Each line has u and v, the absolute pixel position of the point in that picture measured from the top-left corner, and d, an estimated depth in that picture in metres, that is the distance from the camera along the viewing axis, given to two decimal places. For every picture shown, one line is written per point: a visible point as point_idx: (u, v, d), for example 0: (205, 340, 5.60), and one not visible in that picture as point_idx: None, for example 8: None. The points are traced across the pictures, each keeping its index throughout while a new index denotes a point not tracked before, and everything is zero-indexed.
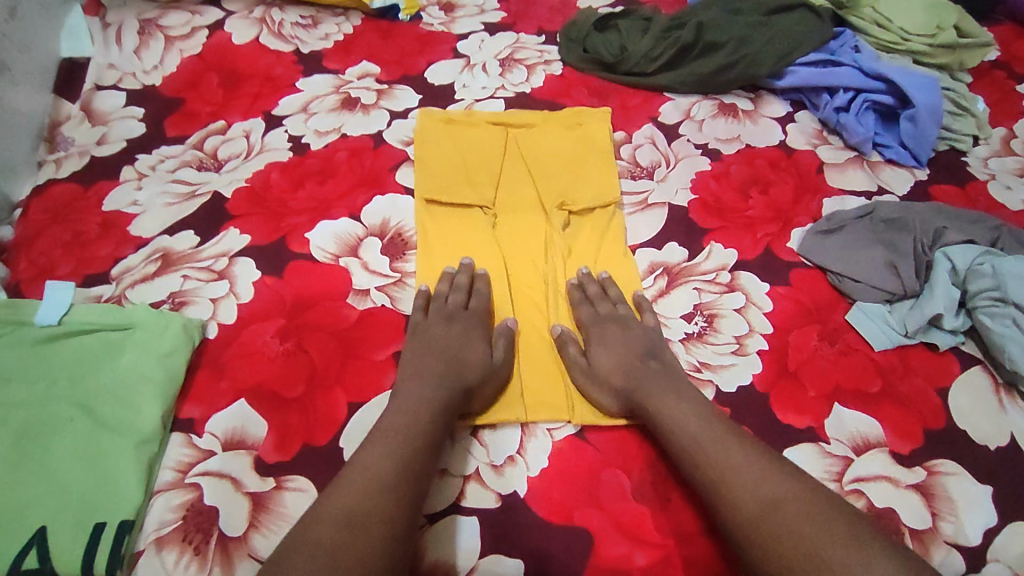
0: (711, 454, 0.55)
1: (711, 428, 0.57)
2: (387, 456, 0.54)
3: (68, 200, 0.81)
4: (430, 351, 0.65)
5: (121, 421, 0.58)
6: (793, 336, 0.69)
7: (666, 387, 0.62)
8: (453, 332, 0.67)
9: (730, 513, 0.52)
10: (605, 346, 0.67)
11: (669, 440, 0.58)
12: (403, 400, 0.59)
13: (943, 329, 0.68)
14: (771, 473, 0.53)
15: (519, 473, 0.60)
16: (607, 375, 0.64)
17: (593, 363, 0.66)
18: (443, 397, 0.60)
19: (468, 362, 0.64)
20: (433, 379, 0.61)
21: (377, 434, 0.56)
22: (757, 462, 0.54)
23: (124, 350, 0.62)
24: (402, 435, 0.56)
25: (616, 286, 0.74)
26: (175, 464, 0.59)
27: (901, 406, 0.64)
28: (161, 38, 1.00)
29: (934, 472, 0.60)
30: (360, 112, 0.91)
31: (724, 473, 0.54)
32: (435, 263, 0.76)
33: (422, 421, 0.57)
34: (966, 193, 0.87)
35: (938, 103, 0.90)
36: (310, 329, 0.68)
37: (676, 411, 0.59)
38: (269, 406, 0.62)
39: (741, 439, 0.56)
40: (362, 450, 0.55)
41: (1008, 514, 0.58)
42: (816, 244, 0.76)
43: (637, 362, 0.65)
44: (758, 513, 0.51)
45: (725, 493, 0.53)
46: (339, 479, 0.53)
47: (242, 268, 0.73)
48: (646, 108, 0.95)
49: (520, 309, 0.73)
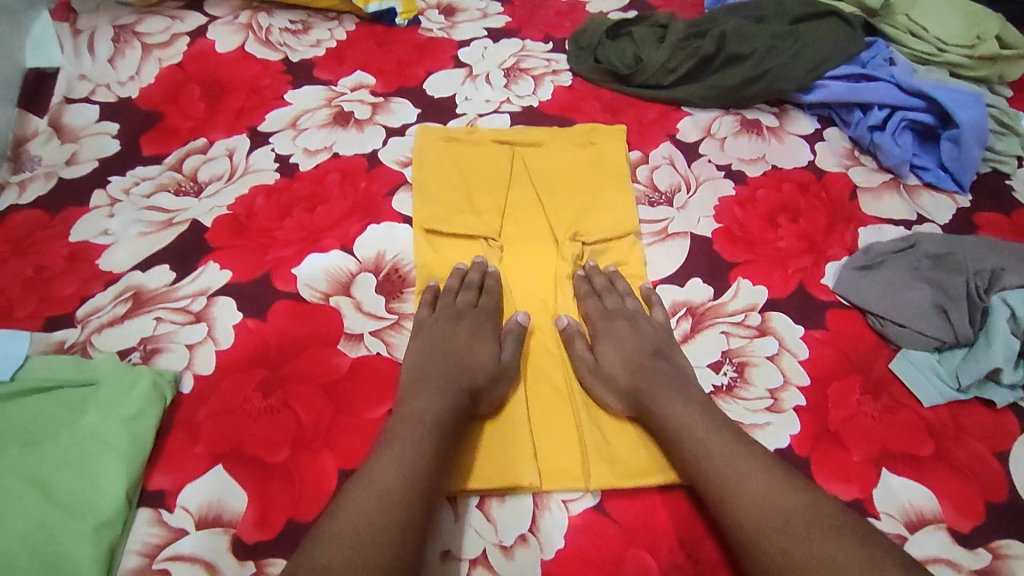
0: (727, 464, 0.52)
1: (720, 433, 0.54)
2: (395, 468, 0.50)
3: (32, 229, 0.74)
4: (436, 352, 0.61)
5: (79, 498, 0.51)
6: (833, 388, 0.63)
7: (678, 389, 0.58)
8: (460, 331, 0.64)
9: (738, 522, 0.49)
10: (613, 343, 0.64)
11: (678, 443, 0.55)
12: (405, 409, 0.55)
13: (1001, 384, 0.61)
14: (785, 483, 0.50)
15: (532, 556, 0.53)
16: (614, 374, 0.61)
17: (601, 361, 0.63)
18: (450, 402, 0.56)
19: (473, 364, 0.60)
20: (439, 386, 0.57)
21: (382, 444, 0.53)
22: (773, 473, 0.51)
23: (86, 410, 0.55)
24: (408, 445, 0.52)
25: (623, 279, 0.71)
26: (141, 547, 0.51)
27: (958, 475, 0.57)
28: (138, 46, 0.92)
29: (998, 555, 0.53)
30: (353, 128, 0.84)
31: (734, 481, 0.51)
32: (443, 259, 0.72)
33: (427, 430, 0.53)
34: (1013, 221, 0.79)
35: (982, 123, 0.83)
36: (297, 380, 0.61)
37: (695, 415, 0.56)
38: (249, 474, 0.55)
39: (753, 447, 0.53)
40: (369, 462, 0.51)
41: None
42: (854, 281, 0.69)
43: (647, 360, 0.61)
44: (770, 524, 0.48)
45: (735, 502, 0.50)
46: (346, 494, 0.50)
47: (222, 309, 0.66)
48: (664, 124, 0.87)
49: (528, 304, 0.70)
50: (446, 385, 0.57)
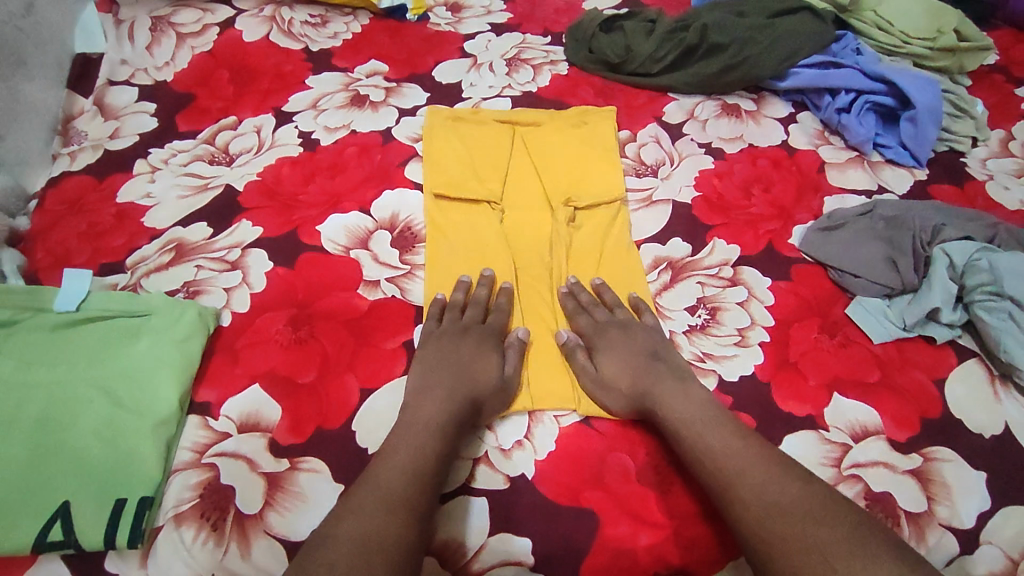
0: (724, 462, 0.55)
1: (717, 431, 0.58)
2: (395, 473, 0.54)
3: (84, 191, 0.83)
4: (441, 363, 0.64)
5: (139, 402, 0.59)
6: (794, 329, 0.71)
7: (676, 387, 0.62)
8: (466, 346, 0.66)
9: (740, 516, 0.53)
10: (611, 353, 0.67)
11: (677, 441, 0.59)
12: (410, 416, 0.59)
13: (941, 323, 0.70)
14: (783, 477, 0.54)
15: (527, 457, 0.61)
16: (615, 380, 0.64)
17: (603, 370, 0.65)
18: (453, 409, 0.60)
19: (480, 376, 0.63)
20: (444, 397, 0.60)
21: (387, 451, 0.56)
22: (766, 469, 0.54)
23: (142, 335, 0.63)
24: (417, 452, 0.56)
25: (610, 290, 0.73)
26: (192, 445, 0.59)
27: (898, 397, 0.65)
28: (173, 36, 1.01)
29: (929, 459, 0.61)
30: (368, 109, 0.93)
31: (736, 476, 0.54)
32: (443, 274, 0.74)
33: (434, 436, 0.58)
34: (964, 192, 0.88)
35: (937, 106, 0.91)
36: (322, 319, 0.69)
37: (688, 416, 0.59)
38: (282, 392, 0.63)
39: (753, 444, 0.57)
40: (375, 467, 0.55)
41: (1001, 498, 0.59)
42: (818, 240, 0.78)
43: (645, 367, 0.64)
44: (767, 516, 0.52)
45: (733, 497, 0.54)
46: (357, 493, 0.53)
47: (255, 259, 0.74)
48: (651, 108, 0.96)
49: (531, 321, 0.72)
50: (454, 395, 0.61)
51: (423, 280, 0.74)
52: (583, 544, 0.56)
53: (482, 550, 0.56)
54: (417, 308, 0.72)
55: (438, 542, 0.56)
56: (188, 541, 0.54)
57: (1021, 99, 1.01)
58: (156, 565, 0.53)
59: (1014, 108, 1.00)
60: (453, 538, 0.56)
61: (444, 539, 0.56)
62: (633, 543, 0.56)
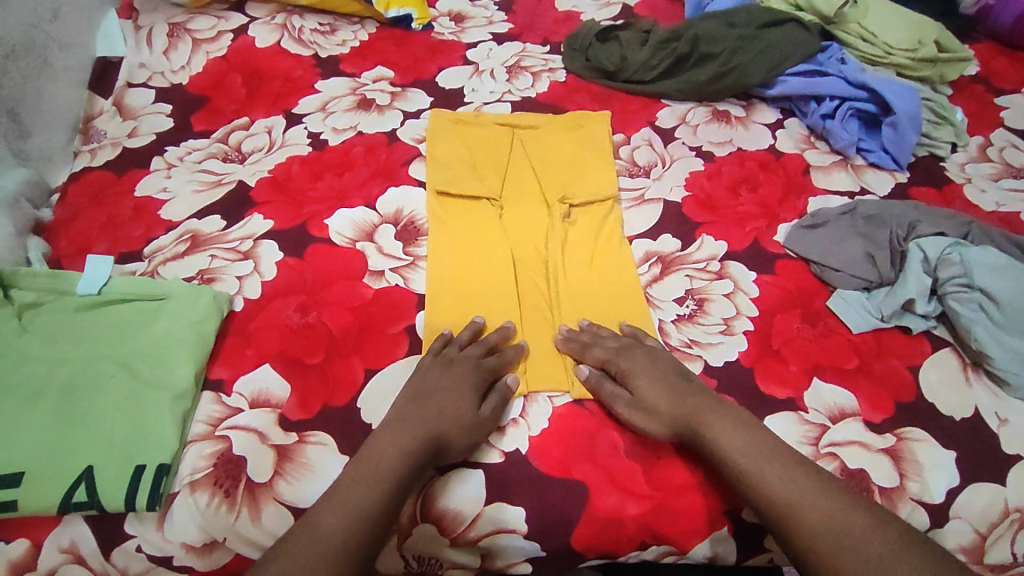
0: (781, 492, 0.57)
1: (770, 459, 0.59)
2: (341, 520, 0.54)
3: (104, 185, 0.87)
4: (416, 399, 0.63)
5: (158, 378, 0.63)
6: (777, 319, 0.75)
7: (718, 411, 0.62)
8: (446, 379, 0.65)
9: (803, 544, 0.55)
10: (640, 383, 0.66)
11: (725, 468, 0.60)
12: (371, 454, 0.59)
13: (916, 313, 0.74)
14: (842, 504, 0.56)
15: (522, 433, 0.65)
16: (657, 407, 0.64)
17: (640, 397, 0.65)
18: (412, 451, 0.59)
19: (448, 416, 0.62)
20: (404, 444, 0.59)
21: (339, 491, 0.56)
22: (826, 499, 0.56)
23: (159, 317, 0.68)
24: (367, 499, 0.56)
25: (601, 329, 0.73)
26: (206, 418, 0.63)
27: (875, 381, 0.69)
28: (189, 41, 1.05)
29: (904, 438, 0.65)
30: (375, 112, 0.96)
31: (796, 503, 0.56)
32: (445, 312, 0.74)
33: (385, 480, 0.57)
34: (943, 194, 0.92)
35: (917, 112, 0.95)
36: (329, 305, 0.73)
37: (736, 443, 0.60)
38: (291, 371, 0.67)
39: (807, 472, 0.58)
40: (319, 508, 0.55)
41: (962, 476, 0.63)
42: (801, 237, 0.81)
43: (681, 396, 0.64)
44: (838, 545, 0.54)
45: (791, 525, 0.56)
46: (297, 533, 0.54)
47: (266, 250, 0.78)
48: (645, 113, 1.00)
49: (538, 375, 0.69)
50: (414, 437, 0.60)
51: (426, 270, 0.78)
52: (574, 513, 0.61)
53: (478, 518, 0.61)
54: (419, 295, 0.76)
55: (437, 511, 0.61)
56: (202, 505, 0.58)
57: (1000, 107, 1.06)
58: (172, 529, 0.58)
59: (993, 116, 1.04)
60: (450, 507, 0.61)
61: (443, 509, 0.61)
62: (621, 514, 0.61)
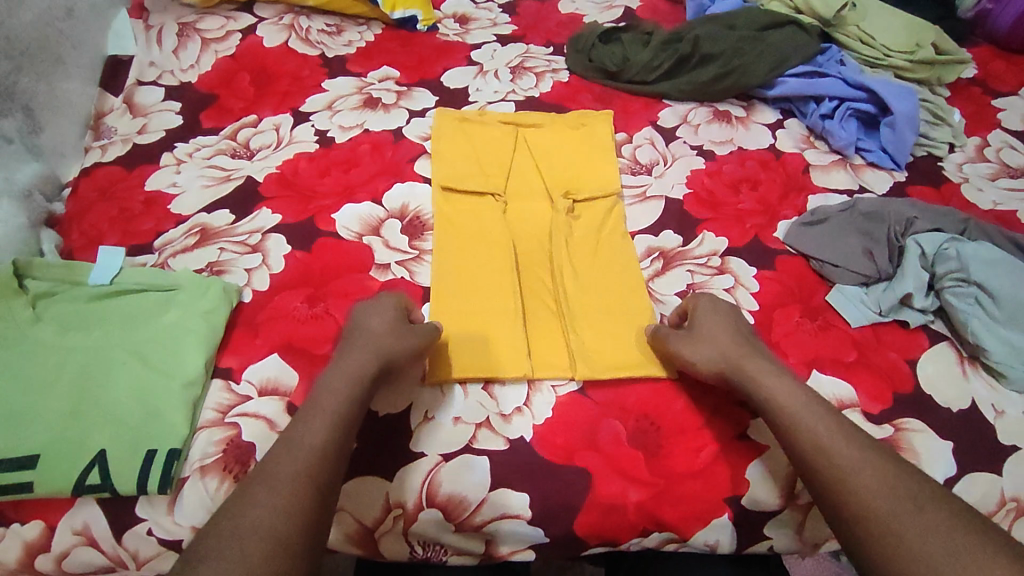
0: (840, 459, 0.56)
1: (830, 427, 0.58)
2: (294, 463, 0.53)
3: (114, 180, 0.88)
4: (355, 338, 0.65)
5: (170, 365, 0.65)
6: (777, 313, 0.76)
7: (777, 373, 0.64)
8: (385, 319, 0.67)
9: (849, 509, 0.53)
10: (705, 324, 0.69)
11: (777, 419, 0.61)
12: (320, 391, 0.60)
13: (914, 308, 0.75)
14: (895, 474, 0.54)
15: (525, 422, 0.67)
16: (718, 345, 0.67)
17: (703, 335, 0.68)
18: (354, 389, 0.60)
19: (384, 347, 0.64)
20: (350, 375, 0.61)
21: (295, 434, 0.55)
22: (888, 472, 0.54)
23: (170, 308, 0.70)
24: (322, 434, 0.56)
25: (610, 335, 0.73)
26: (216, 405, 0.66)
27: (871, 373, 0.71)
28: (198, 41, 1.07)
29: (901, 428, 0.67)
30: (381, 110, 0.97)
31: (852, 471, 0.55)
32: (449, 309, 0.75)
33: (336, 421, 0.57)
34: (941, 193, 0.94)
35: (915, 113, 0.97)
36: (336, 297, 0.75)
37: (794, 407, 0.60)
38: (301, 361, 0.69)
39: (861, 442, 0.57)
40: (277, 453, 0.54)
41: (954, 466, 0.65)
42: (800, 233, 0.83)
43: (734, 344, 0.67)
44: (888, 511, 0.52)
45: (850, 491, 0.54)
46: (268, 466, 0.53)
47: (274, 243, 0.79)
48: (648, 113, 1.01)
49: (544, 369, 0.71)
50: (363, 370, 0.62)
51: (430, 264, 0.79)
52: (577, 497, 0.63)
53: (482, 503, 0.63)
54: (424, 289, 0.77)
55: (442, 497, 0.63)
56: (212, 489, 0.61)
57: (997, 109, 1.07)
58: (183, 512, 0.61)
59: (990, 117, 1.06)
60: (455, 492, 0.63)
61: (448, 494, 0.63)
62: (624, 500, 0.63)
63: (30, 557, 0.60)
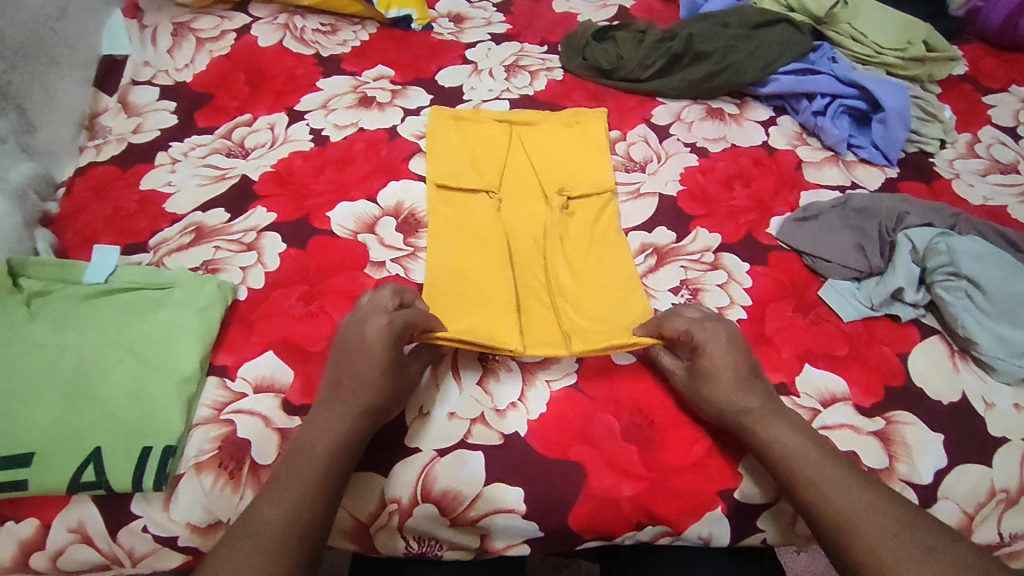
0: (844, 504, 0.57)
1: (836, 471, 0.59)
2: (276, 513, 0.54)
3: (109, 179, 0.88)
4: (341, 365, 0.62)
5: (164, 362, 0.66)
6: (770, 308, 0.76)
7: (776, 415, 0.63)
8: (365, 335, 0.62)
9: (861, 559, 0.55)
10: (711, 360, 0.64)
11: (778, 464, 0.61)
12: (307, 433, 0.59)
13: (905, 302, 0.76)
14: (895, 515, 0.56)
15: (519, 417, 0.67)
16: (724, 377, 0.64)
17: (712, 369, 0.64)
18: (350, 428, 0.59)
19: (366, 382, 0.61)
20: (344, 412, 0.60)
21: (275, 480, 0.56)
22: (890, 515, 0.56)
23: (165, 306, 0.70)
24: (304, 481, 0.56)
25: (602, 321, 0.75)
26: (211, 402, 0.66)
27: (864, 367, 0.71)
28: (193, 40, 1.07)
29: (892, 421, 0.68)
30: (375, 109, 0.97)
31: (854, 516, 0.56)
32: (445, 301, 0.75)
33: (314, 466, 0.57)
34: (932, 188, 0.94)
35: (906, 109, 0.97)
36: (331, 295, 0.75)
37: (794, 445, 0.61)
38: (295, 358, 0.70)
39: (864, 485, 0.58)
40: (258, 505, 0.55)
41: (944, 459, 0.66)
42: (793, 229, 0.83)
43: (741, 386, 0.64)
44: (895, 556, 0.54)
45: (852, 535, 0.55)
46: (229, 537, 0.53)
47: (269, 242, 0.79)
48: (641, 110, 1.01)
49: (540, 347, 0.72)
50: (349, 413, 0.60)
51: (425, 261, 0.79)
52: (571, 493, 0.64)
53: (477, 498, 0.63)
54: (419, 285, 0.78)
55: (437, 490, 0.63)
56: (207, 486, 0.62)
57: (987, 106, 1.08)
58: (178, 510, 0.61)
59: (981, 113, 1.07)
60: (451, 487, 0.63)
61: (443, 488, 0.63)
62: (617, 494, 0.64)
63: (26, 554, 0.60)
